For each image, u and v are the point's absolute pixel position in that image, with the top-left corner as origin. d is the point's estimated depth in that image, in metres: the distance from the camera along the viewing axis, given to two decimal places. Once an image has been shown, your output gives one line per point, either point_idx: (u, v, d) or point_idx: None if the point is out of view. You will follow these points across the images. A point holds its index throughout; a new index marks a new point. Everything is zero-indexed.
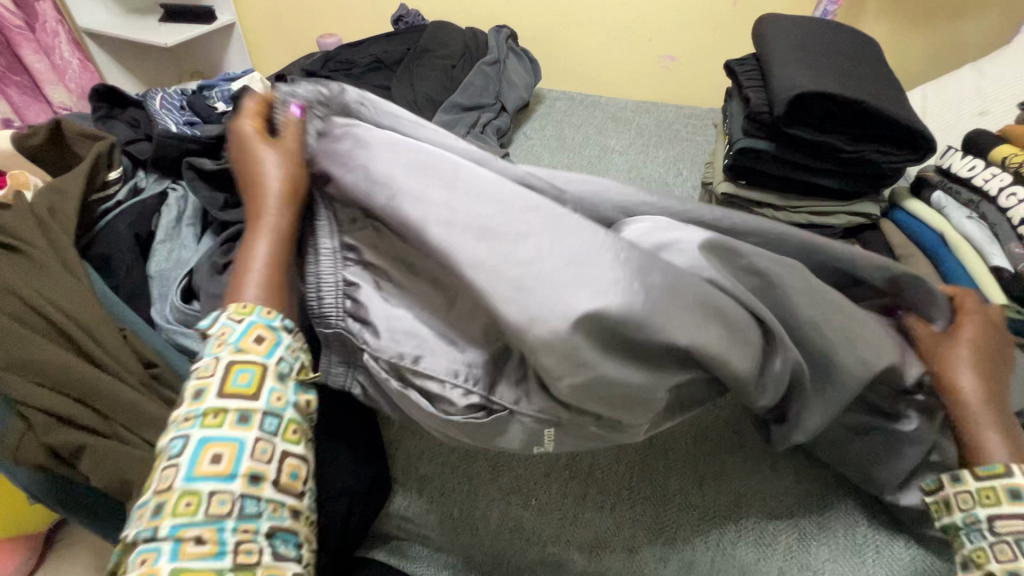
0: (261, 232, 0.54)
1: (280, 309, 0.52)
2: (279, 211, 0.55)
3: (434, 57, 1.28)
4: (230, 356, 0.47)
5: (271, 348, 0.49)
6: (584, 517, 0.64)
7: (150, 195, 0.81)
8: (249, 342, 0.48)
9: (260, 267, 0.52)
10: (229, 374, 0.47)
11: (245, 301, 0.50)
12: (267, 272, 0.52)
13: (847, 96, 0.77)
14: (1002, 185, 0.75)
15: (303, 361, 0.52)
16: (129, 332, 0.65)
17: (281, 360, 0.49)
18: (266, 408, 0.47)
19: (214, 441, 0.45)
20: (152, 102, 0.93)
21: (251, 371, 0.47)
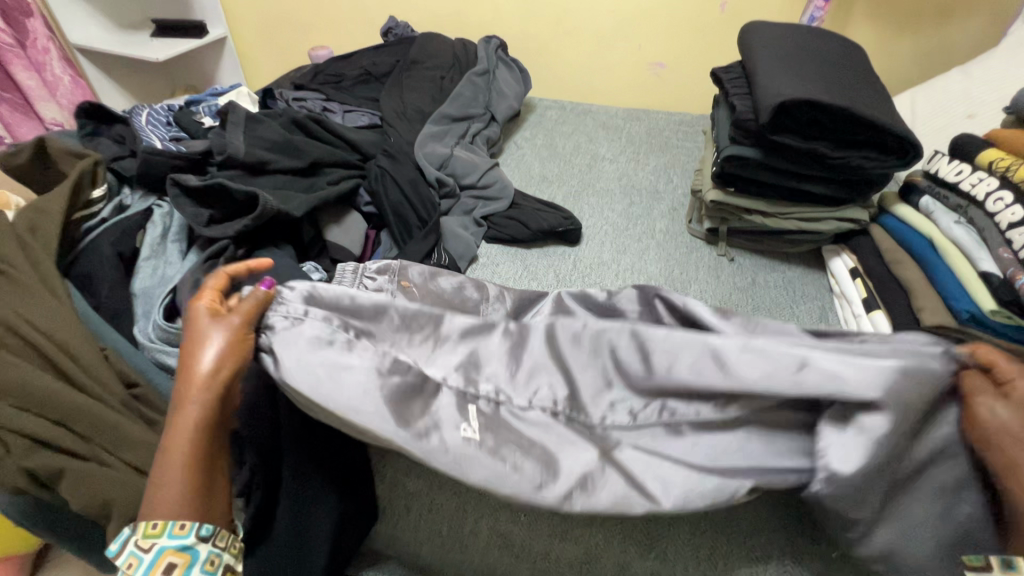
0: (175, 435, 0.50)
1: (191, 517, 0.49)
2: (199, 404, 0.51)
3: (423, 69, 1.28)
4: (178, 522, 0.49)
5: (187, 562, 0.48)
6: (573, 533, 0.63)
7: (135, 212, 0.80)
8: (163, 565, 0.47)
9: (174, 472, 0.49)
10: (179, 524, 0.49)
11: (157, 520, 0.48)
12: (182, 476, 0.49)
13: (832, 102, 0.77)
14: (990, 189, 0.74)
15: (227, 556, 0.51)
16: (111, 352, 0.64)
17: (205, 548, 0.49)
18: (206, 552, 0.49)
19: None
20: (138, 118, 0.93)
21: (193, 525, 0.49)
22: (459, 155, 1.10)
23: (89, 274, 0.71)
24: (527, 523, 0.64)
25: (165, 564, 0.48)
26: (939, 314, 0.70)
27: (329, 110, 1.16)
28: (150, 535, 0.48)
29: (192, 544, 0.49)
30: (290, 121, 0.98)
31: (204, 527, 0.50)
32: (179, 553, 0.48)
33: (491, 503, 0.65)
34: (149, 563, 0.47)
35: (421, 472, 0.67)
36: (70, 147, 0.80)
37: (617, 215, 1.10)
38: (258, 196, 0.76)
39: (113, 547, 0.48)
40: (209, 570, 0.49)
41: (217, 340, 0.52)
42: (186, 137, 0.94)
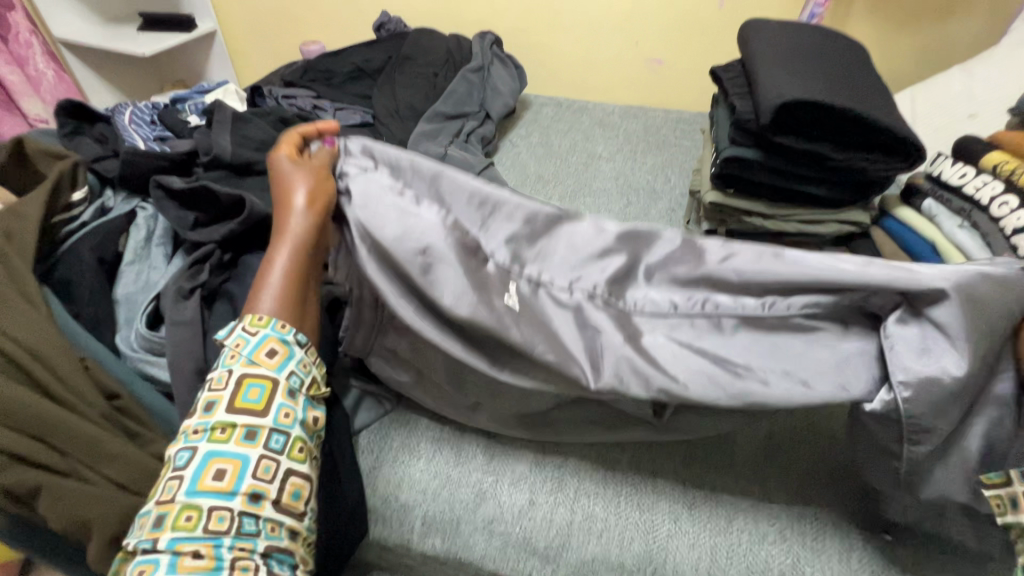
0: (284, 240, 0.60)
1: (292, 325, 0.57)
2: (301, 216, 0.60)
3: (416, 65, 1.25)
4: (242, 368, 0.53)
5: (282, 362, 0.54)
6: (570, 545, 0.63)
7: (118, 214, 0.78)
8: (261, 356, 0.54)
9: (277, 282, 0.58)
10: (241, 390, 0.52)
11: (262, 315, 0.56)
12: (283, 286, 0.58)
13: (834, 102, 0.75)
14: (994, 194, 0.73)
15: (314, 376, 0.57)
16: (91, 362, 0.61)
17: (292, 375, 0.55)
18: (273, 424, 0.52)
19: (257, 375, 0.53)
20: (121, 116, 0.90)
21: (261, 386, 0.53)
22: (454, 154, 1.08)
23: (68, 281, 0.68)
24: (522, 536, 0.64)
25: (268, 348, 0.55)
26: None
27: (320, 108, 1.13)
28: (255, 324, 0.56)
29: (291, 340, 0.56)
30: (278, 119, 0.95)
31: (301, 337, 0.57)
32: (281, 344, 0.55)
33: (484, 516, 0.65)
34: (254, 345, 0.54)
35: (418, 481, 0.68)
36: (49, 148, 0.77)
37: (614, 215, 1.08)
38: (245, 199, 0.73)
39: (220, 338, 0.56)
40: (297, 388, 0.55)
41: (307, 177, 0.63)
42: (171, 137, 0.92)
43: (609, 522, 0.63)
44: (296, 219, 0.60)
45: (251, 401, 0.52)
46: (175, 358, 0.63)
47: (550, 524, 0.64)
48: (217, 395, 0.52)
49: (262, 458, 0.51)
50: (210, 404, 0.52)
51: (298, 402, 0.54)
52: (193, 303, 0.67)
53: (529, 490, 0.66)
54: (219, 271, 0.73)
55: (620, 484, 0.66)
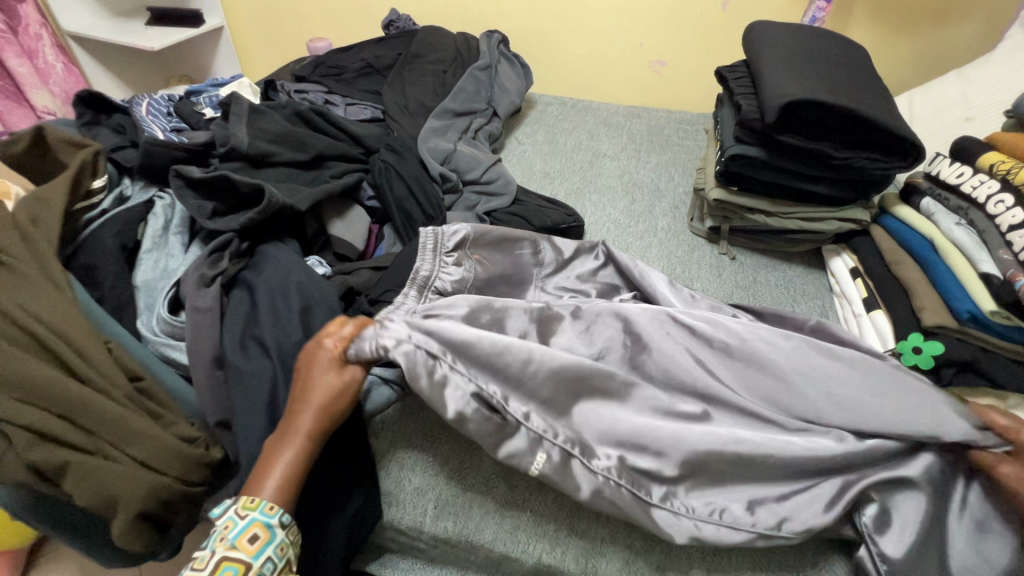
0: (289, 448, 0.56)
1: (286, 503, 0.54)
2: (310, 441, 0.57)
3: (425, 62, 1.27)
4: (223, 551, 0.50)
5: (261, 548, 0.51)
6: (580, 527, 0.65)
7: (137, 203, 0.79)
8: (244, 540, 0.51)
9: (280, 475, 0.54)
10: (217, 570, 0.49)
11: (255, 495, 0.53)
12: (285, 481, 0.54)
13: (838, 103, 0.78)
14: (991, 192, 0.75)
15: (290, 559, 0.53)
16: (115, 345, 0.63)
17: (266, 561, 0.51)
18: None
19: (235, 557, 0.50)
20: (138, 107, 0.91)
21: (235, 568, 0.50)
22: (462, 150, 1.10)
23: (89, 265, 0.69)
24: (534, 518, 0.66)
25: (251, 534, 0.51)
26: (940, 315, 0.72)
27: (331, 102, 1.15)
28: (248, 508, 0.52)
29: (275, 525, 0.52)
30: (293, 113, 0.97)
31: (286, 517, 0.53)
32: (264, 528, 0.52)
33: (496, 499, 0.67)
34: (240, 530, 0.51)
35: (431, 466, 0.70)
36: (69, 137, 0.78)
37: (619, 212, 1.10)
38: (263, 189, 0.75)
39: (212, 517, 0.53)
40: (280, 556, 0.52)
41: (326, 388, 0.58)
42: (187, 128, 0.93)
43: None
44: (308, 417, 0.57)
45: None
46: (195, 342, 0.64)
47: (560, 507, 0.66)
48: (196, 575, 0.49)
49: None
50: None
51: (280, 564, 0.52)
52: (213, 290, 0.68)
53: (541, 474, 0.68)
54: (238, 259, 0.74)
55: None
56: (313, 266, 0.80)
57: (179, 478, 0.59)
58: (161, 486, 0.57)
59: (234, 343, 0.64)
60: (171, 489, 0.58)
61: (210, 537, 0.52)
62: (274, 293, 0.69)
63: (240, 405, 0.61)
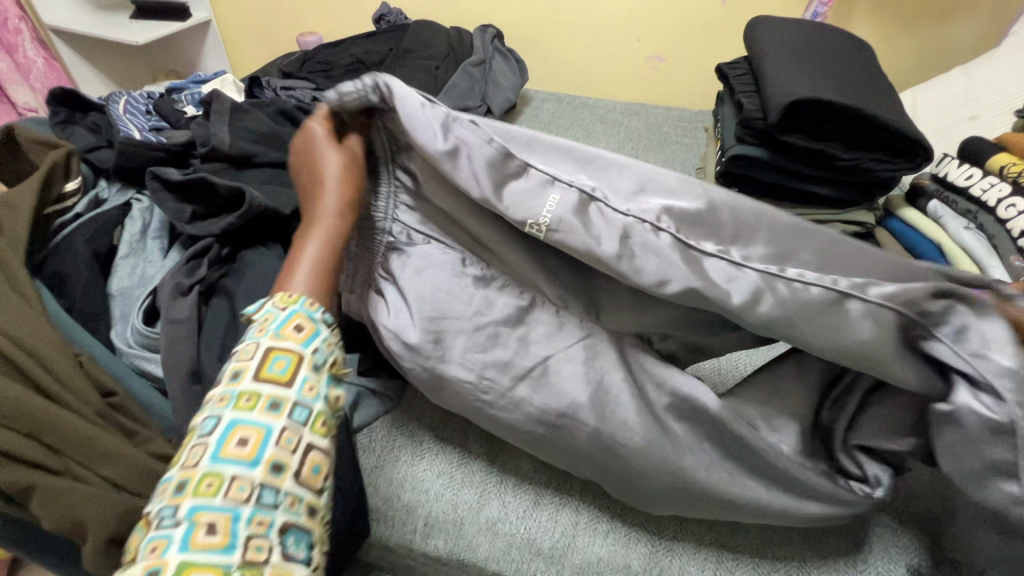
0: (316, 233, 0.54)
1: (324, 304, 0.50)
2: (336, 216, 0.56)
3: (417, 58, 1.23)
4: (234, 413, 0.41)
5: (285, 401, 0.42)
6: (577, 546, 0.62)
7: (113, 206, 0.76)
8: (259, 395, 0.42)
9: (309, 262, 0.52)
10: (228, 437, 0.40)
11: (290, 291, 0.49)
12: (314, 268, 0.52)
13: (844, 102, 0.75)
14: (1001, 196, 0.73)
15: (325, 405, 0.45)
16: (86, 358, 0.60)
17: (297, 412, 0.43)
18: (265, 479, 0.39)
19: (244, 426, 0.41)
20: (115, 105, 0.88)
21: (252, 433, 0.41)
22: None
23: (60, 273, 0.66)
24: (529, 535, 0.63)
25: (252, 401, 0.42)
26: None
27: (319, 100, 1.11)
28: (239, 406, 0.41)
29: (295, 368, 0.44)
30: (278, 111, 0.94)
31: (327, 315, 0.49)
32: (286, 374, 0.43)
33: (489, 517, 0.64)
34: (237, 398, 0.42)
35: (420, 481, 0.67)
36: (41, 137, 0.74)
37: None
38: (244, 192, 0.71)
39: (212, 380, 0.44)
40: (310, 397, 0.44)
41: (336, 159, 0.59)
42: (167, 127, 0.89)
43: (614, 522, 0.63)
44: (330, 198, 0.57)
45: (239, 450, 0.40)
46: (170, 356, 0.61)
47: (556, 524, 0.63)
48: (202, 445, 0.40)
49: (257, 507, 0.38)
50: (179, 485, 0.38)
51: (308, 412, 0.43)
52: (190, 300, 0.65)
53: (535, 490, 0.65)
54: (218, 265, 0.71)
55: None
56: None
57: None
58: (135, 508, 0.55)
59: (212, 357, 0.61)
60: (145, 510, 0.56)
61: (207, 409, 0.42)
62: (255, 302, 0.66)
63: None
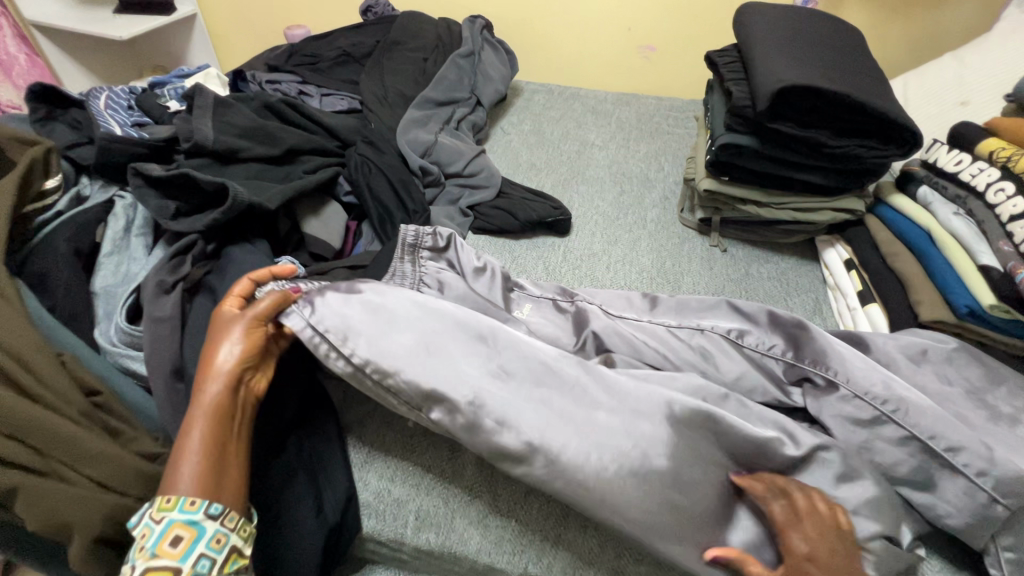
0: (196, 418, 0.52)
1: (207, 495, 0.49)
2: (219, 394, 0.54)
3: (405, 50, 1.22)
4: (145, 563, 0.46)
5: (188, 549, 0.47)
6: (566, 538, 0.62)
7: (95, 203, 0.75)
8: (165, 545, 0.47)
9: (192, 457, 0.50)
10: None
11: (171, 495, 0.49)
12: (199, 460, 0.50)
13: (832, 89, 0.74)
14: (990, 180, 0.73)
15: (232, 546, 0.49)
16: (69, 357, 0.59)
17: (197, 561, 0.47)
18: None
19: (159, 567, 0.46)
20: (96, 101, 0.86)
21: None
22: (444, 142, 1.06)
23: (40, 272, 0.65)
24: (517, 528, 0.63)
25: (171, 537, 0.47)
26: (937, 308, 0.69)
27: (305, 93, 1.10)
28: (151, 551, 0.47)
29: (199, 520, 0.48)
30: (263, 105, 0.92)
31: (214, 505, 0.49)
32: (187, 528, 0.48)
33: (479, 510, 0.64)
34: (158, 536, 0.47)
35: (410, 475, 0.67)
36: (19, 134, 0.73)
37: (607, 204, 1.07)
38: (228, 187, 0.70)
39: (129, 528, 0.49)
40: (215, 548, 0.48)
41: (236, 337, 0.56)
42: (150, 123, 0.88)
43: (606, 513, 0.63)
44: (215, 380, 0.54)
45: None
46: (153, 354, 0.60)
47: (546, 517, 0.63)
48: None
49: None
50: None
51: (217, 558, 0.48)
52: (173, 297, 0.64)
53: (524, 485, 0.66)
54: (203, 262, 0.70)
55: None
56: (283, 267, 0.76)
57: (141, 498, 0.57)
58: (122, 507, 0.54)
59: (195, 354, 0.60)
60: (132, 509, 0.55)
61: (130, 554, 0.48)
62: None
63: None
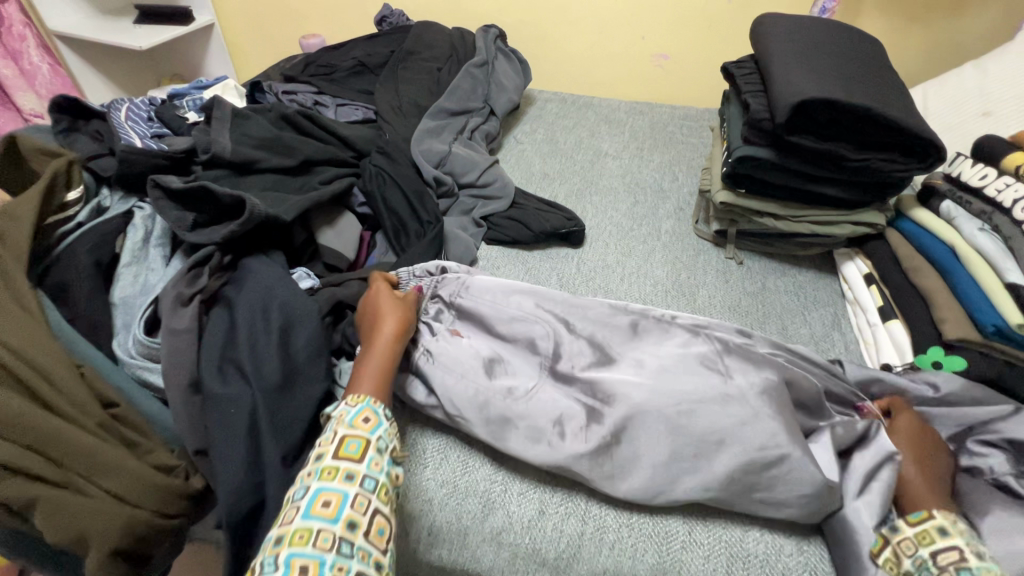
0: (375, 353, 0.62)
1: (385, 401, 0.59)
2: (392, 338, 0.64)
3: (420, 60, 1.22)
4: (320, 477, 0.50)
5: (356, 469, 0.51)
6: (583, 555, 0.61)
7: (115, 215, 0.75)
8: (340, 463, 0.51)
9: (373, 374, 0.61)
10: (316, 497, 0.49)
11: (358, 393, 0.58)
12: (380, 376, 0.61)
13: (853, 102, 0.73)
14: (1017, 196, 0.72)
15: (384, 478, 0.53)
16: (88, 369, 0.60)
17: (365, 481, 0.51)
18: (342, 531, 0.47)
19: (331, 483, 0.50)
20: (117, 112, 0.87)
21: (334, 494, 0.49)
22: (457, 152, 1.05)
23: (62, 284, 0.66)
24: (531, 545, 0.62)
25: (345, 454, 0.52)
26: (962, 327, 0.68)
27: (321, 104, 1.11)
28: (325, 476, 0.50)
29: (369, 439, 0.54)
30: (280, 116, 0.93)
31: (388, 411, 0.58)
32: (360, 446, 0.53)
33: (492, 527, 0.63)
34: (336, 450, 0.52)
35: (424, 490, 0.66)
36: (43, 146, 0.74)
37: (621, 214, 1.06)
38: (246, 200, 0.71)
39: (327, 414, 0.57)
40: (376, 470, 0.52)
41: (396, 307, 0.68)
42: (169, 134, 0.89)
43: (621, 531, 0.62)
44: (387, 330, 0.64)
45: (325, 508, 0.48)
46: (170, 367, 0.61)
47: (561, 535, 0.62)
48: (296, 506, 0.48)
49: (359, 495, 0.50)
50: (288, 514, 0.48)
51: (377, 482, 0.52)
52: (190, 310, 0.64)
53: (537, 501, 0.64)
54: (219, 274, 0.71)
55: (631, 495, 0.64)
56: (298, 279, 0.76)
57: (156, 510, 0.57)
58: (137, 520, 0.55)
59: (211, 367, 0.61)
60: (147, 522, 0.56)
61: (299, 479, 0.51)
62: (255, 312, 0.65)
63: (215, 435, 0.57)
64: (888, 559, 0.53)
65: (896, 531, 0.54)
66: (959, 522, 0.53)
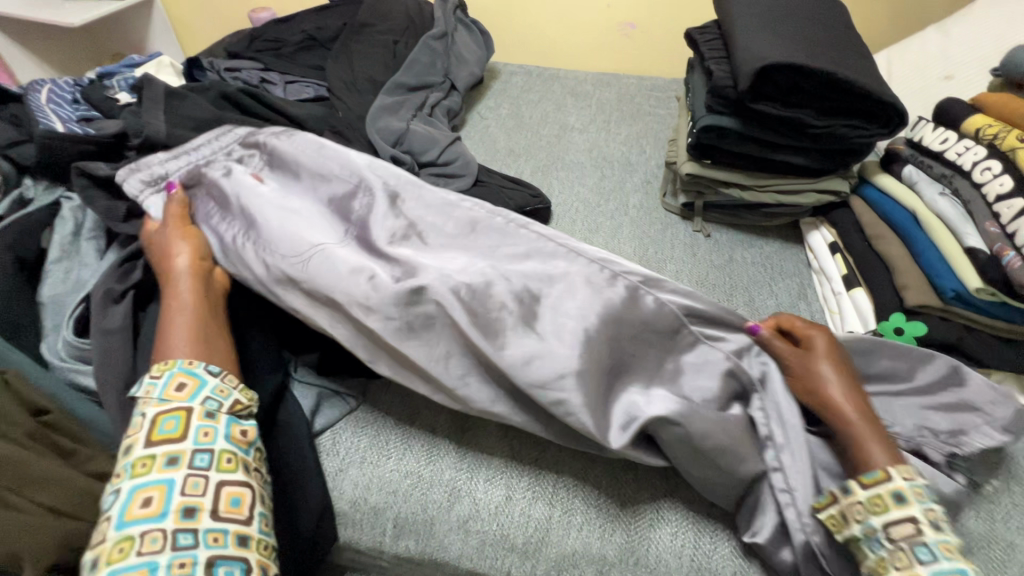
0: (173, 307, 0.56)
1: (205, 357, 0.53)
2: (177, 280, 0.58)
3: (374, 33, 1.16)
4: (155, 408, 0.49)
5: (194, 392, 0.50)
6: (551, 539, 0.60)
7: (38, 207, 0.70)
8: (172, 392, 0.50)
9: (177, 332, 0.54)
10: (156, 424, 0.48)
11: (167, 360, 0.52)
12: (187, 334, 0.54)
13: (815, 66, 0.71)
14: (977, 159, 0.71)
15: (234, 398, 0.52)
16: (12, 375, 0.56)
17: (205, 401, 0.50)
18: (192, 447, 0.47)
19: (171, 408, 0.49)
20: (37, 94, 0.81)
21: (175, 418, 0.49)
22: (416, 129, 1.01)
23: None
24: (500, 531, 0.61)
25: (177, 384, 0.50)
26: (923, 293, 0.69)
27: (268, 81, 1.04)
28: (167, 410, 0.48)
29: (201, 373, 0.51)
30: (219, 95, 0.87)
31: (212, 370, 0.52)
32: (190, 376, 0.51)
33: (458, 516, 0.62)
34: (165, 386, 0.50)
35: (386, 482, 0.64)
36: None
37: (587, 189, 1.03)
38: None
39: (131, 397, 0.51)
40: (220, 395, 0.51)
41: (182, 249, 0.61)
42: (98, 117, 0.82)
43: (589, 512, 0.61)
44: (182, 285, 0.58)
45: (168, 432, 0.48)
46: (103, 369, 0.57)
47: (529, 520, 0.61)
48: (135, 438, 0.48)
49: (189, 477, 0.46)
50: (129, 446, 0.47)
51: (225, 401, 0.51)
52: (123, 307, 0.60)
53: (505, 487, 0.63)
54: (157, 267, 0.66)
55: (599, 476, 0.63)
56: None
57: (97, 521, 0.52)
58: (76, 532, 0.50)
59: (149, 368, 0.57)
60: (89, 534, 0.51)
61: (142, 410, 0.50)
62: None
63: None
64: (831, 516, 0.50)
65: (850, 492, 0.50)
66: (916, 477, 0.49)
